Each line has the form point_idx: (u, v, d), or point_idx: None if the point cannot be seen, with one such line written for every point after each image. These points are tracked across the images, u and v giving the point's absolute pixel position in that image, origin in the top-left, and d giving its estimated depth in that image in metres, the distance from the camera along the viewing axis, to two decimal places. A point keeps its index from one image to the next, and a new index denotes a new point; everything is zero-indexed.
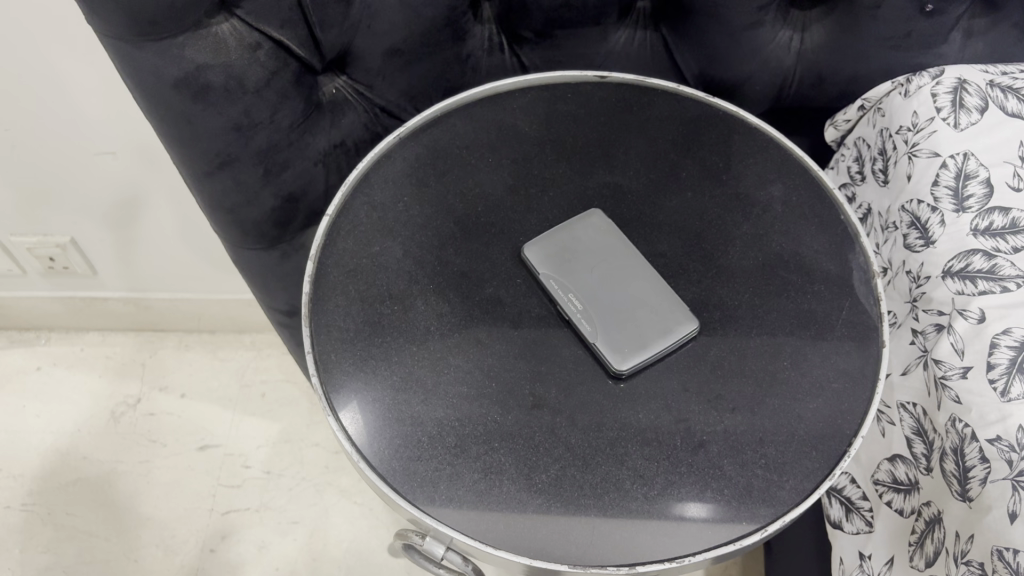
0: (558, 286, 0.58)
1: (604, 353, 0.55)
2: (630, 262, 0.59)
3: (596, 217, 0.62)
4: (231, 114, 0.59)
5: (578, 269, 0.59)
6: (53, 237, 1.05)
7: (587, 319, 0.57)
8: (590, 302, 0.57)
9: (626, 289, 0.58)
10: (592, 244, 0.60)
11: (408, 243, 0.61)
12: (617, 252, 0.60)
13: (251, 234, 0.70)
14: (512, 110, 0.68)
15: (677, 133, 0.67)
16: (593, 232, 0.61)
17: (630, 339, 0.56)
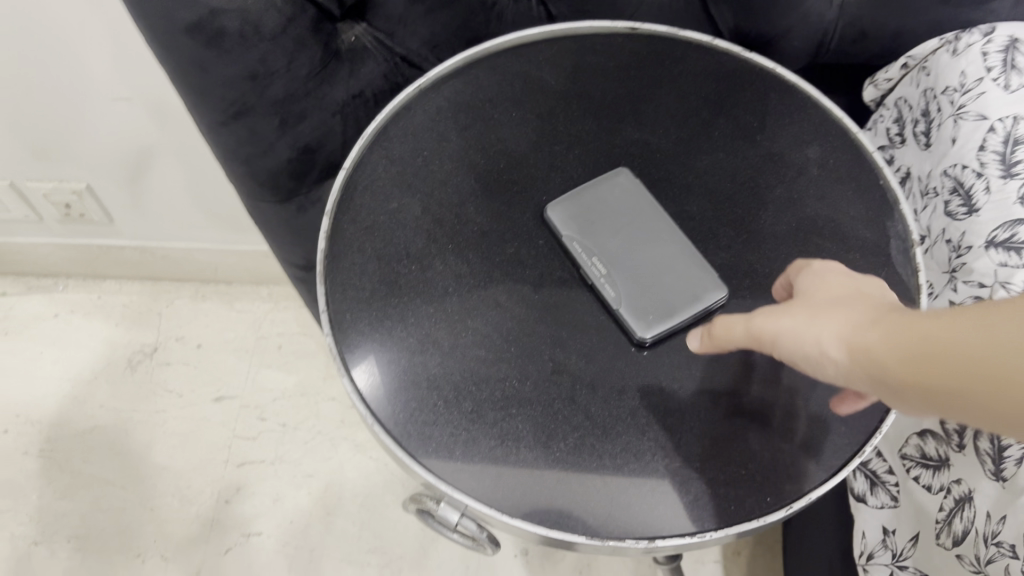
0: (582, 247, 0.56)
1: (627, 319, 0.54)
2: (659, 225, 0.57)
3: (623, 175, 0.59)
4: (246, 62, 0.57)
5: (603, 230, 0.57)
6: (69, 184, 1.04)
7: (611, 283, 0.55)
8: (615, 264, 0.55)
9: (654, 252, 0.56)
10: (618, 203, 0.58)
11: (427, 200, 0.59)
12: (644, 213, 0.57)
13: (266, 186, 0.68)
14: (538, 62, 0.65)
15: (710, 90, 0.64)
16: (619, 192, 0.58)
17: (655, 305, 0.54)
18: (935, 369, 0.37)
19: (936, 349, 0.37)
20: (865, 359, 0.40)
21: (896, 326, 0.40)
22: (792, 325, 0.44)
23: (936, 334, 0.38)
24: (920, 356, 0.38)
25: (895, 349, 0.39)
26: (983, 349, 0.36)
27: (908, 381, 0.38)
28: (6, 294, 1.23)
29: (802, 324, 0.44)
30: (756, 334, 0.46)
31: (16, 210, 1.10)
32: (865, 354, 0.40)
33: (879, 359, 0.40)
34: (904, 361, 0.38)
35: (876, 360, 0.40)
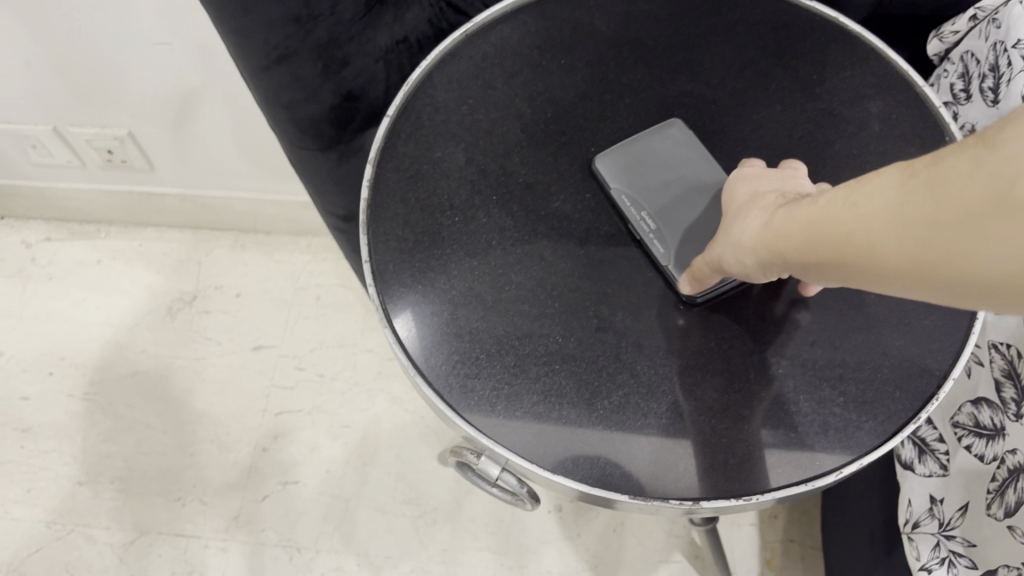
0: (631, 202, 0.55)
1: (675, 278, 0.52)
2: (714, 180, 0.55)
3: (675, 128, 0.57)
4: (290, 5, 0.55)
5: (654, 185, 0.55)
6: (111, 130, 1.04)
7: (659, 240, 0.53)
8: (665, 221, 0.54)
9: (708, 209, 0.54)
10: (671, 158, 0.56)
11: (471, 149, 0.58)
12: (697, 167, 0.56)
13: (308, 134, 0.67)
14: (589, 8, 0.63)
15: (768, 40, 0.61)
16: (673, 145, 0.57)
17: None
18: (821, 254, 0.38)
19: (814, 238, 0.39)
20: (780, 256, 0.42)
21: (790, 221, 0.41)
22: (723, 244, 0.47)
23: (816, 221, 0.39)
24: (808, 247, 0.39)
25: (791, 240, 0.40)
26: (852, 219, 0.36)
27: (815, 271, 0.40)
28: (51, 239, 1.25)
29: (734, 239, 0.46)
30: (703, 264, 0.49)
31: (59, 156, 1.11)
32: (777, 257, 0.42)
33: (787, 259, 0.41)
34: (799, 251, 0.40)
35: (788, 260, 0.41)
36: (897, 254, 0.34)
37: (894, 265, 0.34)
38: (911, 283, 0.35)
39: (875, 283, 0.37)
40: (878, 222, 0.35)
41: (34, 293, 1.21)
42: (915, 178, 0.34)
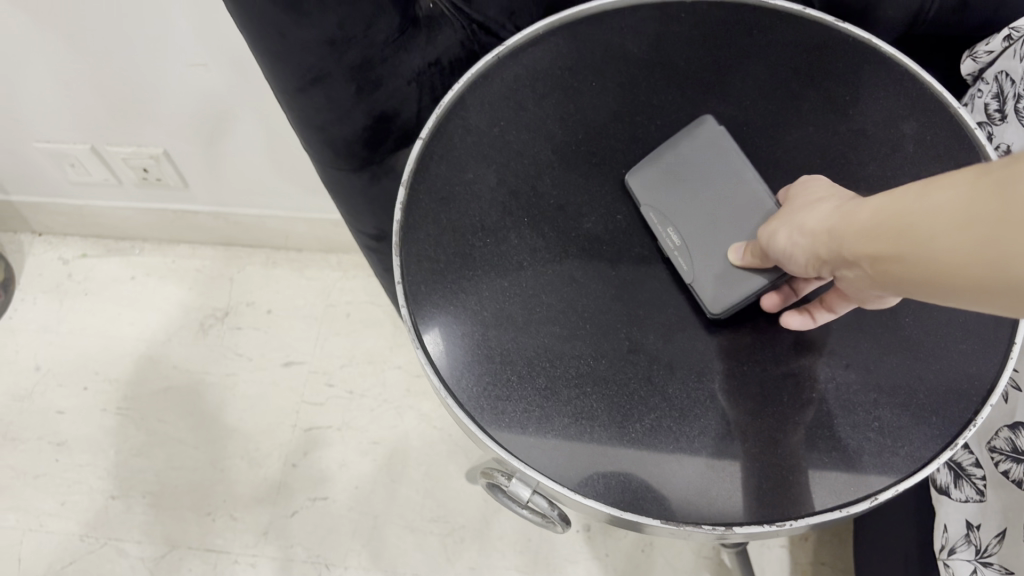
0: (657, 218, 0.55)
1: (699, 295, 0.53)
2: (743, 188, 0.54)
3: (705, 132, 0.56)
4: (325, 27, 0.56)
5: (681, 197, 0.55)
6: (147, 149, 1.06)
7: (684, 256, 0.53)
8: (690, 234, 0.54)
9: (735, 221, 0.54)
10: (700, 166, 0.55)
11: (503, 171, 0.58)
12: (725, 177, 0.55)
13: (340, 155, 0.67)
14: (620, 29, 0.63)
15: (800, 61, 0.61)
16: (702, 151, 0.56)
17: (728, 278, 0.52)
18: (875, 244, 0.38)
19: (872, 227, 0.39)
20: (833, 249, 0.42)
21: (850, 214, 0.41)
22: (777, 228, 0.47)
23: (876, 212, 0.39)
24: (863, 236, 0.39)
25: (847, 230, 0.41)
26: (912, 213, 0.36)
27: (863, 263, 0.40)
28: (86, 255, 1.27)
29: (789, 221, 0.47)
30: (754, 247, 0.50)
31: (96, 174, 1.13)
32: (830, 246, 0.42)
33: (839, 248, 0.42)
34: (853, 241, 0.40)
35: (840, 252, 0.42)
36: (954, 253, 0.34)
37: (947, 265, 0.35)
38: (958, 287, 0.35)
39: (922, 283, 0.37)
40: (940, 220, 0.35)
41: (70, 308, 1.23)
42: (983, 180, 0.34)
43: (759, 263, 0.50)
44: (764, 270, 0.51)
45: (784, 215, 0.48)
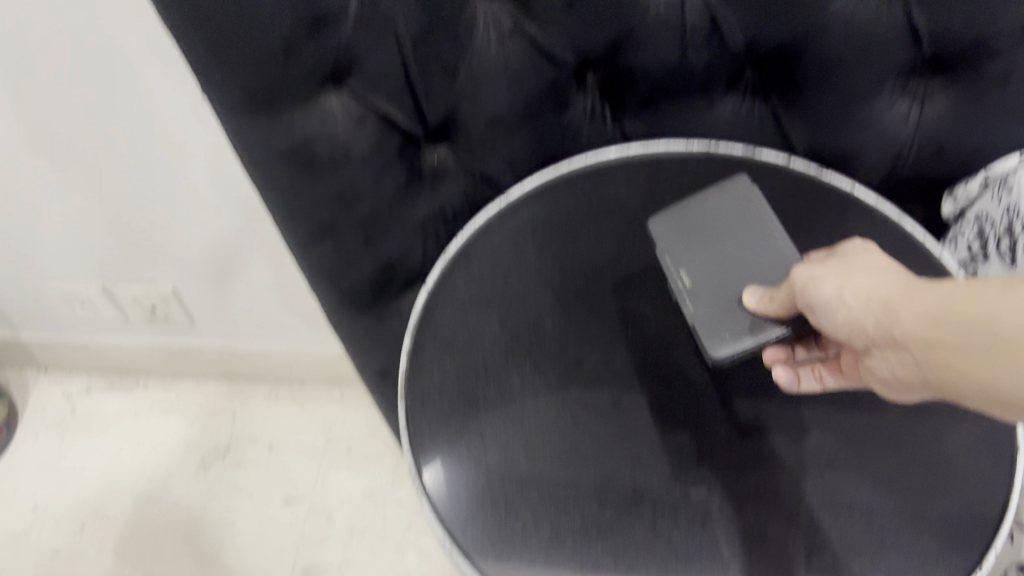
0: (672, 258, 0.58)
1: (702, 338, 0.55)
2: (767, 242, 0.57)
3: (736, 188, 0.59)
4: (334, 185, 0.60)
5: (701, 239, 0.58)
6: (157, 287, 1.08)
7: (692, 299, 0.56)
8: (703, 276, 0.56)
9: (749, 270, 0.56)
10: (726, 213, 0.58)
11: (505, 315, 0.60)
12: (748, 232, 0.58)
13: (348, 300, 0.69)
14: (615, 181, 0.66)
15: (788, 210, 0.64)
16: (733, 200, 0.59)
17: (731, 323, 0.55)
18: (938, 329, 0.43)
19: (940, 313, 0.43)
20: (885, 320, 0.46)
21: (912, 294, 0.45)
22: (824, 277, 0.49)
23: (945, 300, 0.43)
24: (928, 318, 0.44)
25: (910, 310, 0.45)
26: (986, 305, 0.41)
27: (914, 345, 0.44)
28: (91, 391, 1.27)
29: (837, 278, 0.49)
30: (788, 291, 0.52)
31: (105, 312, 1.15)
32: (883, 319, 0.46)
33: (894, 324, 0.46)
34: (913, 320, 0.44)
35: (892, 328, 0.46)
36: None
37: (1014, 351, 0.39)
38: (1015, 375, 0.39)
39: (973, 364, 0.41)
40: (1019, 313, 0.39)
41: (71, 445, 1.22)
42: None
43: (775, 312, 0.53)
44: (777, 319, 0.53)
45: (834, 269, 0.50)
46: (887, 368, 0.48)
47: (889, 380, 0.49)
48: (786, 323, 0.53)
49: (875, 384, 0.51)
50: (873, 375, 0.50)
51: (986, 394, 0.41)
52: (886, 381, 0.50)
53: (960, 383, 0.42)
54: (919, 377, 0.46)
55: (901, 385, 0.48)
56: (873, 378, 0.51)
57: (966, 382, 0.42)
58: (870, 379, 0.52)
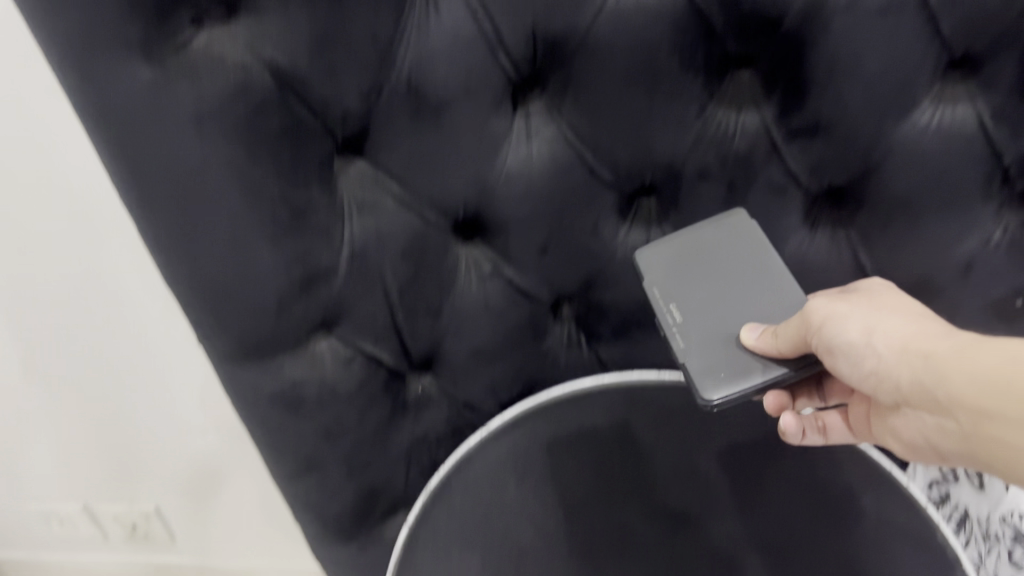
0: (661, 294, 0.59)
1: (694, 380, 0.56)
2: (758, 277, 0.59)
3: (729, 224, 0.60)
4: (321, 422, 0.62)
5: (691, 279, 0.59)
6: (139, 505, 1.08)
7: (683, 337, 0.57)
8: (694, 317, 0.58)
9: (742, 312, 0.58)
10: (717, 251, 0.59)
11: (486, 556, 0.60)
12: (737, 271, 0.59)
13: (330, 530, 0.69)
14: (591, 411, 0.68)
15: (757, 439, 0.67)
16: (725, 235, 0.59)
17: (723, 365, 0.55)
18: (968, 395, 0.44)
19: (973, 378, 0.43)
20: (919, 384, 0.47)
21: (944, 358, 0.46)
22: (852, 317, 0.51)
23: (982, 364, 0.43)
24: (963, 381, 0.44)
25: (945, 371, 0.45)
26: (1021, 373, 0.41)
27: (946, 404, 0.45)
28: None
29: (870, 323, 0.50)
30: (800, 329, 0.52)
31: (83, 530, 1.13)
32: (914, 368, 0.47)
33: (923, 377, 0.47)
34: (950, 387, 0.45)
35: (923, 383, 0.47)
36: None
37: None
38: None
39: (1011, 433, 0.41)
40: None
41: None
42: None
43: (773, 351, 0.54)
44: (778, 358, 0.55)
45: (865, 312, 0.51)
46: (913, 425, 0.53)
47: (917, 442, 0.54)
48: (789, 365, 0.55)
49: (901, 447, 0.57)
50: (886, 435, 0.60)
51: (1011, 467, 0.42)
52: (913, 444, 0.54)
53: (989, 452, 0.43)
54: (952, 439, 0.47)
55: (929, 447, 0.52)
56: (903, 435, 0.56)
57: (994, 452, 0.43)
58: (891, 439, 0.59)
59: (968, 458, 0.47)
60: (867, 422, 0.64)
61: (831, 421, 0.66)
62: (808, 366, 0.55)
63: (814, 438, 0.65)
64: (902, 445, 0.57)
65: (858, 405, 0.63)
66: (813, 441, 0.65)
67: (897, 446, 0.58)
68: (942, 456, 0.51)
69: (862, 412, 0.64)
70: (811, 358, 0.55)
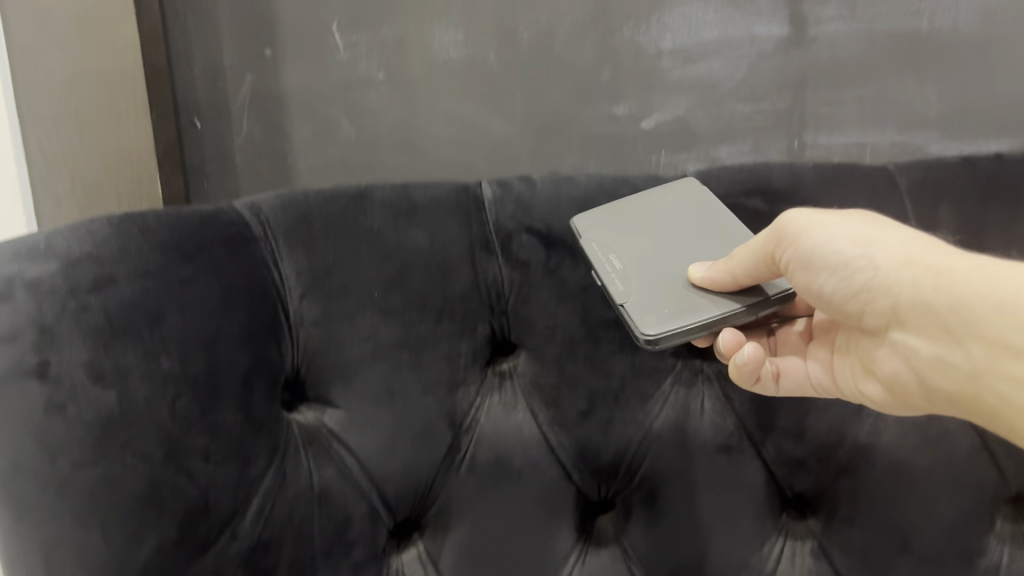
0: (599, 246, 0.49)
1: (632, 318, 0.45)
2: (708, 231, 0.50)
3: (686, 186, 0.52)
4: None
5: (633, 234, 0.50)
6: None
7: (622, 281, 0.47)
8: (634, 267, 0.48)
9: (687, 260, 0.48)
10: (668, 212, 0.51)
11: None
12: (686, 220, 0.51)
13: None
14: None
15: None
16: (673, 199, 0.52)
17: (672, 302, 0.45)
18: (983, 322, 0.35)
19: (998, 297, 0.34)
20: (928, 306, 0.37)
21: (977, 276, 0.36)
22: (842, 227, 0.41)
23: (1010, 283, 0.35)
24: (983, 302, 0.35)
25: (980, 290, 0.35)
26: None
27: (954, 332, 0.36)
28: None
29: (868, 234, 0.40)
30: (769, 242, 0.42)
31: None
32: (921, 283, 0.37)
33: (932, 297, 0.37)
34: (983, 312, 0.35)
35: (930, 304, 0.37)
36: None
37: None
38: None
39: None
40: None
41: None
42: None
43: (727, 278, 0.44)
44: (732, 290, 0.45)
45: (862, 224, 0.41)
46: (896, 356, 0.40)
47: (898, 378, 0.41)
48: (739, 299, 0.45)
49: (877, 390, 0.44)
50: (862, 379, 0.45)
51: (1018, 416, 0.34)
52: (893, 381, 0.42)
53: (994, 404, 0.35)
54: (941, 379, 0.38)
55: (916, 389, 0.40)
56: (878, 374, 0.42)
57: (1001, 402, 0.34)
58: (861, 382, 0.45)
59: (959, 411, 0.38)
60: (831, 368, 0.47)
61: (787, 366, 0.49)
62: (762, 308, 0.45)
63: (766, 384, 0.48)
64: (876, 385, 0.44)
65: (814, 354, 0.49)
66: (764, 390, 0.48)
67: (872, 399, 0.44)
68: (931, 398, 0.40)
69: (819, 362, 0.48)
70: (767, 295, 0.45)
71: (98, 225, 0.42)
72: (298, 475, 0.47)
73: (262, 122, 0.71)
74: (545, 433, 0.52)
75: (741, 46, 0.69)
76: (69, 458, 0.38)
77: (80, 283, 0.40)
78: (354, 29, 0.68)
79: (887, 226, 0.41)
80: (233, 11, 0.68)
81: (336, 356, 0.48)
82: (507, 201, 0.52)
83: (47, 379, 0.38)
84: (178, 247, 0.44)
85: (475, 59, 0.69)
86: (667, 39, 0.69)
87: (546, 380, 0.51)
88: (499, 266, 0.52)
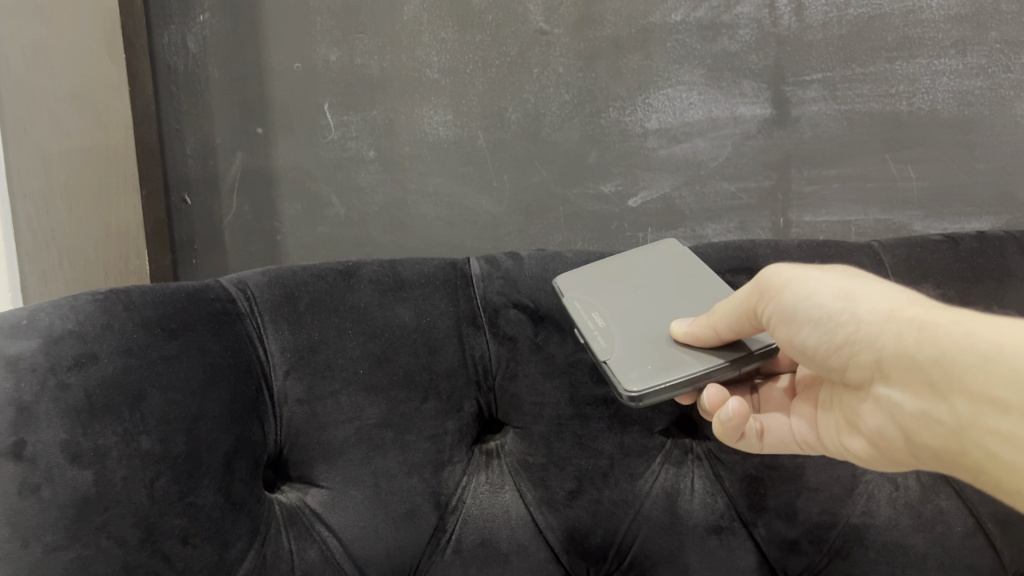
0: (581, 304, 0.49)
1: (615, 375, 0.45)
2: (687, 286, 0.50)
3: (665, 246, 0.54)
4: None
5: (614, 292, 0.50)
6: None
7: (605, 338, 0.46)
8: (616, 324, 0.48)
9: (669, 315, 0.48)
10: (650, 268, 0.52)
11: None
12: (667, 277, 0.51)
13: None
14: None
15: None
16: (654, 259, 0.53)
17: (654, 359, 0.45)
18: (965, 375, 0.32)
19: (979, 350, 0.32)
20: (909, 362, 0.35)
21: (958, 329, 0.33)
22: (826, 281, 0.39)
23: (993, 335, 0.32)
24: (964, 356, 0.32)
25: (959, 344, 0.32)
26: None
27: (937, 385, 0.33)
28: None
29: (851, 289, 0.38)
30: (751, 297, 0.42)
31: None
32: (903, 336, 0.35)
33: (914, 349, 0.34)
34: (964, 366, 0.32)
35: (911, 356, 0.34)
36: None
37: None
38: None
39: None
40: None
41: None
42: None
43: (710, 334, 0.44)
44: (715, 346, 0.45)
45: (845, 278, 0.39)
46: (881, 411, 0.38)
47: (883, 433, 0.39)
48: (724, 356, 0.45)
49: (862, 446, 0.42)
50: (845, 436, 0.43)
51: (1006, 473, 0.31)
52: (878, 436, 0.39)
53: (980, 458, 0.32)
54: (928, 435, 0.35)
55: (903, 444, 0.38)
56: (863, 430, 0.41)
57: (988, 457, 0.32)
58: (845, 437, 0.43)
59: (947, 468, 0.35)
60: (814, 424, 0.46)
61: (771, 422, 0.48)
62: (745, 363, 0.45)
63: (749, 441, 0.47)
64: (861, 440, 0.42)
65: (798, 410, 0.48)
66: (747, 447, 0.47)
67: (857, 454, 0.43)
68: (916, 454, 0.37)
69: (802, 419, 0.47)
70: (750, 351, 0.45)
71: (80, 302, 0.42)
72: (279, 558, 0.45)
73: (267, 190, 0.77)
74: (533, 515, 0.51)
75: (725, 127, 0.72)
76: (41, 541, 0.37)
77: (60, 360, 0.39)
78: (345, 110, 0.75)
79: (872, 281, 0.39)
80: (227, 93, 0.76)
81: (320, 435, 0.47)
82: (494, 278, 0.53)
83: (22, 460, 0.37)
84: (162, 324, 0.43)
85: (463, 140, 0.75)
86: (652, 120, 0.73)
87: (533, 459, 0.51)
88: (487, 342, 0.51)
